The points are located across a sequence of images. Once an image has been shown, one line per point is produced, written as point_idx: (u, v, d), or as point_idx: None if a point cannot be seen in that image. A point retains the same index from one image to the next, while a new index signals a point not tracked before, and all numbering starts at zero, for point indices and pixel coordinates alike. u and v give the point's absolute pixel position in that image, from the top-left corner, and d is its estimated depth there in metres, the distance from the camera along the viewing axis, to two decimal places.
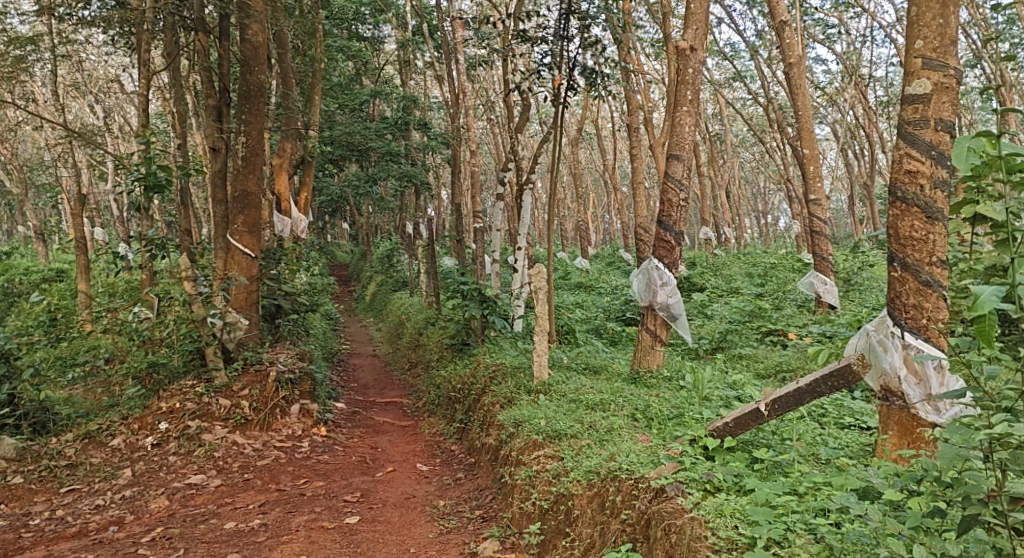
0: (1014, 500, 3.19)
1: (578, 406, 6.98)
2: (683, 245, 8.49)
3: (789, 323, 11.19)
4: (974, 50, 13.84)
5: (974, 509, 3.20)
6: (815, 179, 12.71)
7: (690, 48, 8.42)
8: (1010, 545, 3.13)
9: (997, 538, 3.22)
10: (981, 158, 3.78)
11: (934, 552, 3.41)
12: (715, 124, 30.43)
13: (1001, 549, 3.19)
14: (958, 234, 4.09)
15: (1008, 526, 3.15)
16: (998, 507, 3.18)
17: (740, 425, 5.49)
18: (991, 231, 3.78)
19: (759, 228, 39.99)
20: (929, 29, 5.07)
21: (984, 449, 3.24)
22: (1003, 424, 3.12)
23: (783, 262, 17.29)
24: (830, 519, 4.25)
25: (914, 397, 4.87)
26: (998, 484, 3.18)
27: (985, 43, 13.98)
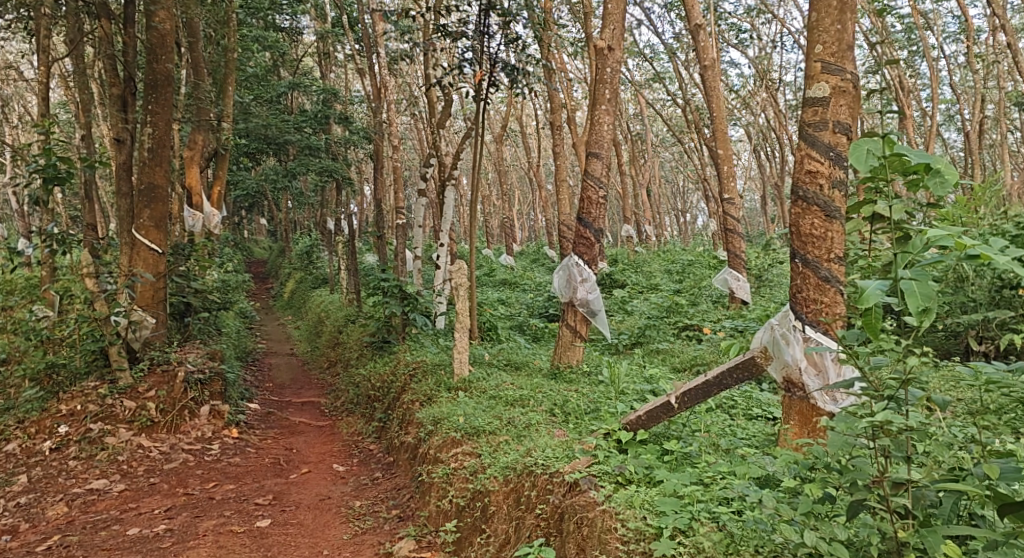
0: (895, 485, 3.28)
1: (497, 402, 6.99)
2: (602, 242, 8.62)
3: (704, 318, 11.49)
4: (877, 56, 14.51)
5: (861, 494, 3.30)
6: (729, 179, 13.08)
7: (607, 47, 8.55)
8: (893, 529, 3.24)
9: (881, 522, 3.33)
10: (878, 160, 3.92)
11: (824, 537, 3.50)
12: (635, 124, 31.02)
13: (884, 533, 3.29)
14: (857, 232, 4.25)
15: (890, 510, 3.25)
16: (882, 491, 3.28)
17: (652, 418, 5.61)
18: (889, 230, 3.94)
19: (679, 226, 40.95)
20: (828, 35, 5.27)
21: (868, 436, 3.37)
22: (884, 411, 3.23)
23: (700, 259, 17.76)
24: (731, 509, 4.37)
25: (814, 388, 5.05)
26: (882, 470, 3.29)
27: (885, 50, 14.69)
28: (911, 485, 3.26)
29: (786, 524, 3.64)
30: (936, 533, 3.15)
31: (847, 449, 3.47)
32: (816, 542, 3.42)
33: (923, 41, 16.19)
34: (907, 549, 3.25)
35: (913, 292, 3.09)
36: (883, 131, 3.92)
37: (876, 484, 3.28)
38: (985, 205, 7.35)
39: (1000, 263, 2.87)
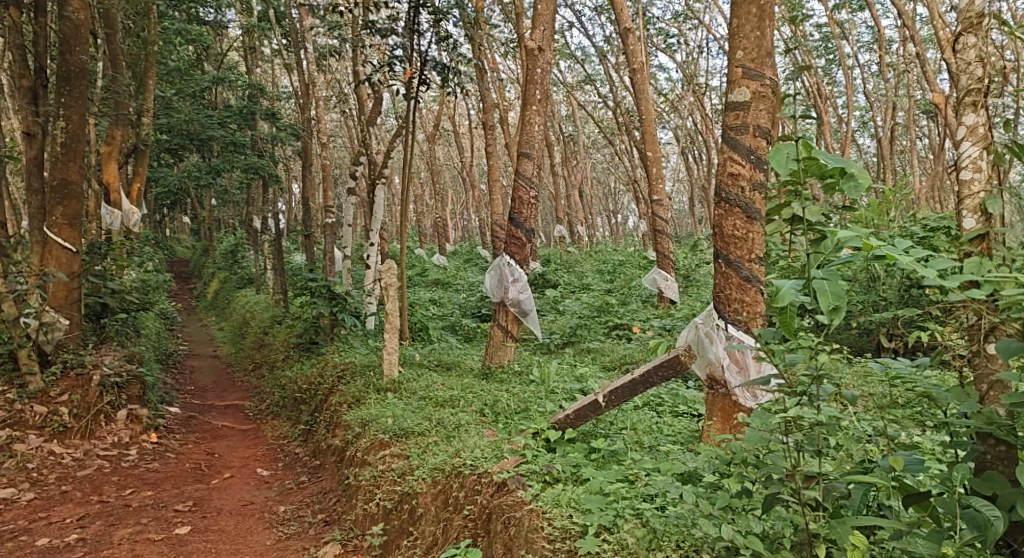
0: (806, 478, 3.32)
1: (427, 403, 6.93)
2: (534, 243, 8.67)
3: (634, 317, 11.65)
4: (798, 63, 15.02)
5: (776, 486, 3.34)
6: (657, 181, 13.31)
7: (537, 48, 8.59)
8: (804, 521, 3.26)
9: (794, 514, 3.35)
10: (797, 164, 4.00)
11: (740, 530, 3.56)
12: (567, 125, 31.30)
13: (797, 525, 3.31)
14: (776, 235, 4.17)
15: (801, 503, 3.29)
16: (796, 485, 3.32)
17: (580, 416, 5.67)
18: (806, 232, 4.06)
19: (611, 227, 41.51)
20: (749, 40, 5.40)
21: (782, 431, 3.42)
22: (795, 406, 3.30)
23: (630, 259, 18.01)
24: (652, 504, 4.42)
25: (734, 384, 5.16)
26: (795, 463, 3.34)
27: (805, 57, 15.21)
28: (822, 477, 3.32)
29: (704, 519, 3.67)
30: (845, 523, 3.17)
31: (763, 444, 3.51)
32: (734, 535, 3.48)
33: (839, 49, 16.83)
34: (817, 541, 3.26)
35: (825, 291, 3.13)
36: (802, 134, 3.99)
37: (790, 477, 3.33)
38: (898, 207, 7.65)
39: (903, 262, 2.94)
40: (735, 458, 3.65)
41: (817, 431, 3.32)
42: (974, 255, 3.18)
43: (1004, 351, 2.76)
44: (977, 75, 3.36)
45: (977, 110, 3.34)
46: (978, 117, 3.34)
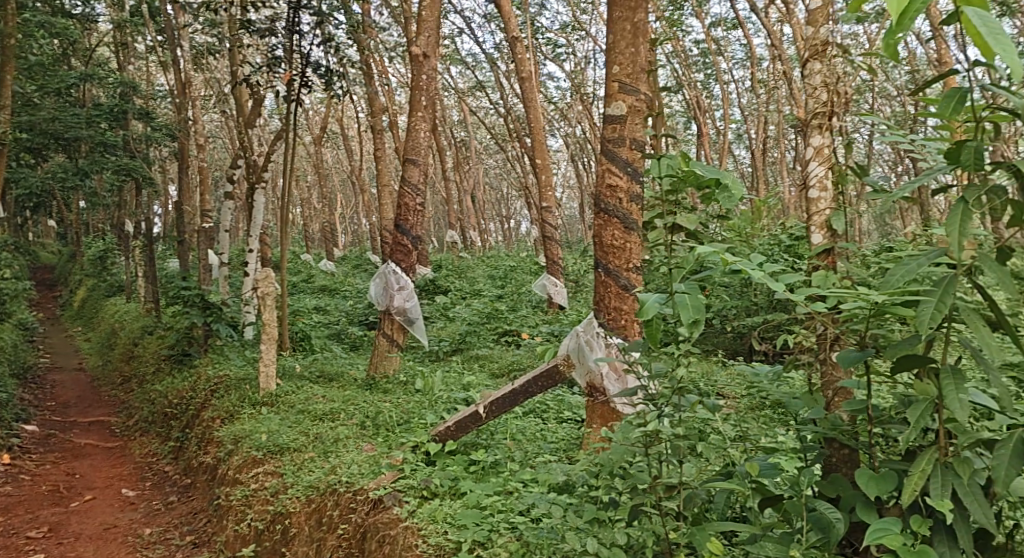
0: (668, 488, 3.36)
1: (304, 417, 6.72)
2: (420, 250, 8.58)
3: (523, 324, 11.70)
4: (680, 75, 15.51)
5: (640, 499, 3.38)
6: (545, 188, 13.46)
7: (422, 54, 8.53)
8: (663, 529, 3.27)
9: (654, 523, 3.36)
10: (677, 174, 4.02)
11: (605, 543, 3.52)
12: (459, 131, 31.29)
13: (657, 534, 3.32)
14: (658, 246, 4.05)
15: (663, 513, 3.33)
16: (659, 496, 3.36)
17: (460, 428, 5.63)
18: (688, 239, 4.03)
19: (504, 231, 41.75)
20: (624, 56, 5.52)
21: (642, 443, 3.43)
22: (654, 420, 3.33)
23: (520, 265, 18.14)
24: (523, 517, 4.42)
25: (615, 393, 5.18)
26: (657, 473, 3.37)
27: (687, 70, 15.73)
28: (684, 486, 3.38)
29: (572, 533, 3.67)
30: (703, 530, 3.17)
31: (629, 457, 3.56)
32: (598, 547, 3.42)
33: (717, 64, 17.55)
34: (678, 549, 3.29)
35: (686, 304, 3.18)
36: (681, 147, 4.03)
37: (652, 489, 3.37)
38: (770, 216, 7.98)
39: (756, 276, 3.02)
40: (602, 470, 3.67)
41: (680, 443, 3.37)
42: (820, 269, 3.41)
43: (844, 361, 2.89)
44: (823, 99, 3.63)
45: (823, 132, 3.59)
46: (825, 139, 3.58)
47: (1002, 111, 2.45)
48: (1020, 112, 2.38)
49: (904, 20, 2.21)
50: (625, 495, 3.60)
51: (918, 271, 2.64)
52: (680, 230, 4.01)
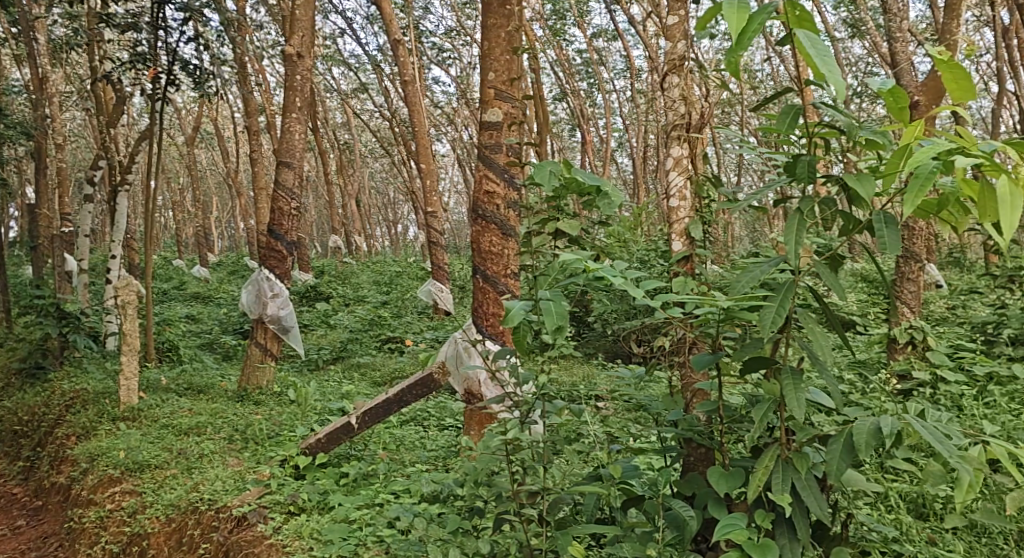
0: (531, 495, 3.33)
1: (168, 432, 6.41)
2: (295, 256, 8.37)
3: (407, 330, 11.57)
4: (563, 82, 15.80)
5: (502, 507, 3.30)
6: (430, 193, 13.40)
7: (296, 54, 8.33)
8: (526, 537, 3.24)
9: (517, 531, 3.31)
10: (560, 181, 3.79)
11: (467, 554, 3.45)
12: (344, 133, 30.73)
13: (520, 543, 3.27)
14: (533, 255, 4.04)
15: (524, 521, 3.29)
16: (521, 502, 3.30)
17: (332, 440, 5.44)
18: (569, 248, 3.97)
19: (392, 236, 41.32)
20: (499, 64, 5.45)
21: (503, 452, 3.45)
22: (514, 427, 3.35)
23: (407, 271, 17.98)
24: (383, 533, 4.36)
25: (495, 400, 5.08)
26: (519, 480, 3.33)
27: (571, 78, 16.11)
28: (548, 492, 3.34)
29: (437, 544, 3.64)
30: (567, 535, 3.13)
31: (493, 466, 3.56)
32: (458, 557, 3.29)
33: (598, 73, 17.97)
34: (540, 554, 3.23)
35: (551, 311, 3.09)
36: (563, 154, 3.77)
37: (513, 496, 3.30)
38: (646, 222, 8.21)
39: (618, 284, 3.03)
40: (466, 478, 3.65)
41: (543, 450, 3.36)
42: (680, 275, 3.55)
43: (697, 363, 3.01)
44: (681, 111, 3.76)
45: (682, 144, 3.74)
46: (684, 150, 3.73)
47: (831, 130, 2.66)
48: (846, 130, 2.60)
49: (744, 40, 2.36)
50: (491, 504, 3.56)
51: (762, 276, 2.80)
52: (559, 237, 4.01)
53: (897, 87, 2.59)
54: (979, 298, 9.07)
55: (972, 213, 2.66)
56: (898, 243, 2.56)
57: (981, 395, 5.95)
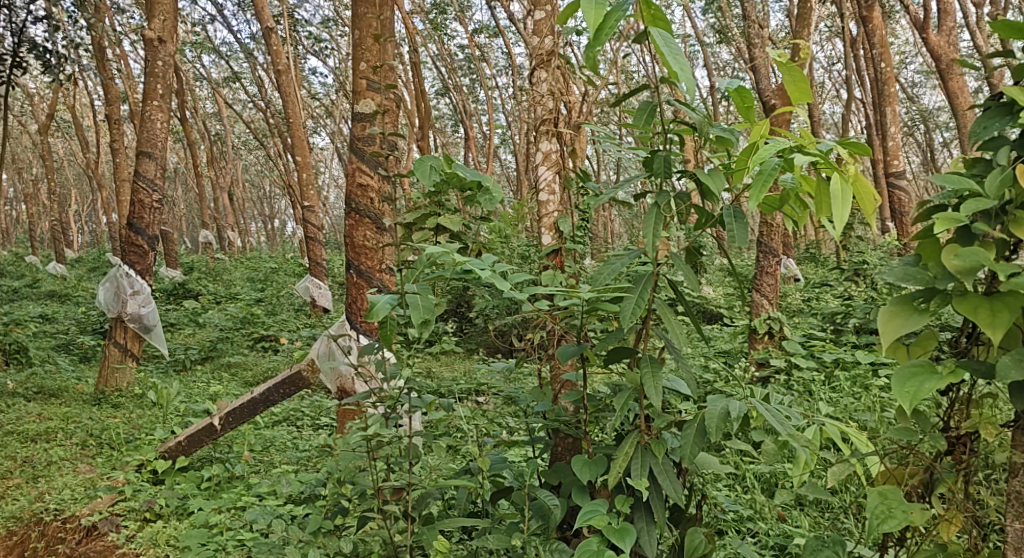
0: (395, 492, 3.26)
1: (11, 439, 5.94)
2: (158, 251, 7.97)
3: (282, 328, 11.24)
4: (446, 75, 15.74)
5: (365, 505, 3.25)
6: (306, 187, 13.06)
7: (157, 39, 7.91)
8: (388, 534, 3.17)
9: (382, 529, 3.23)
10: (442, 176, 3.70)
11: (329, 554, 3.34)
12: (215, 124, 29.49)
13: (386, 540, 3.19)
14: (406, 250, 3.94)
15: (387, 517, 3.22)
16: (383, 500, 3.23)
17: (193, 443, 5.21)
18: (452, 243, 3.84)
19: (268, 232, 40.04)
20: (371, 54, 5.25)
21: (366, 449, 3.36)
22: (376, 423, 3.27)
23: (282, 267, 17.45)
24: (246, 536, 4.20)
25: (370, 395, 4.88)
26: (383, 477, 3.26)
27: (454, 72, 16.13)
28: (412, 487, 3.30)
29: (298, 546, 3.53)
30: (432, 529, 3.09)
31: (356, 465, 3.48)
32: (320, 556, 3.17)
33: (480, 69, 18.01)
34: (403, 551, 3.18)
35: (417, 305, 3.04)
36: (444, 148, 3.72)
37: (376, 494, 3.25)
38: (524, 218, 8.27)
39: (484, 276, 2.95)
40: (331, 477, 3.56)
41: (409, 445, 3.32)
42: (549, 268, 3.60)
43: (561, 355, 3.05)
44: (549, 107, 3.78)
45: (551, 138, 3.77)
46: (553, 145, 3.77)
47: (684, 127, 2.77)
48: (697, 126, 2.71)
49: (599, 36, 2.40)
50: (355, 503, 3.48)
51: (623, 268, 2.86)
52: (440, 233, 3.89)
53: (743, 87, 2.72)
54: (831, 289, 9.69)
55: (811, 208, 2.84)
56: (745, 235, 2.69)
57: (829, 380, 6.37)
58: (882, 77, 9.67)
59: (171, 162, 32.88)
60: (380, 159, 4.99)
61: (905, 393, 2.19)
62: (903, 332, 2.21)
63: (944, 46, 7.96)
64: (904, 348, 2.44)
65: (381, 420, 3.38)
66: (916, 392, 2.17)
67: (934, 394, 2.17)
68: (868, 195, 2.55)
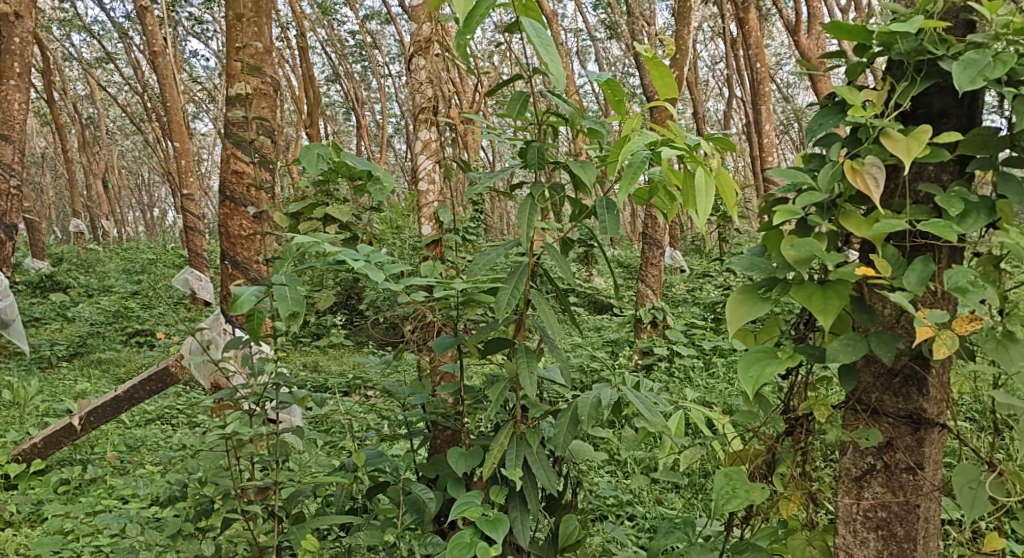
0: (262, 491, 3.15)
1: None
2: (17, 241, 7.46)
3: (158, 322, 10.75)
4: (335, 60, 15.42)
5: (226, 506, 3.10)
6: (186, 175, 12.49)
7: (13, 13, 7.37)
8: (252, 535, 3.05)
9: (246, 530, 3.11)
10: (330, 164, 3.52)
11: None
12: (88, 107, 27.86)
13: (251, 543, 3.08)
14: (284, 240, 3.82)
15: (251, 519, 3.10)
16: (247, 500, 3.12)
17: (50, 444, 4.91)
18: (339, 233, 3.72)
19: (147, 222, 38.19)
20: (245, 35, 5.01)
21: (231, 447, 3.22)
22: (235, 421, 3.13)
23: (161, 259, 16.69)
24: (104, 542, 3.99)
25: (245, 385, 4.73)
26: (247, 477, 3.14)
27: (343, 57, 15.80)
28: (281, 485, 3.20)
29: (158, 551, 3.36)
30: (301, 528, 3.01)
31: (221, 465, 3.34)
32: None
33: (371, 56, 17.74)
34: (270, 552, 3.08)
35: (285, 297, 2.93)
36: (331, 136, 3.51)
37: (238, 495, 3.11)
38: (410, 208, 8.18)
39: (358, 268, 2.88)
40: (194, 477, 3.41)
41: (277, 442, 3.20)
42: (429, 259, 3.57)
43: (438, 346, 3.03)
44: (428, 95, 3.75)
45: (430, 127, 3.76)
46: (432, 134, 3.75)
47: (556, 118, 2.79)
48: (570, 118, 2.74)
49: (471, 22, 2.38)
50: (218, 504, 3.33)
51: (497, 260, 2.86)
52: (330, 223, 3.75)
53: (614, 79, 2.76)
54: (712, 280, 10.04)
55: (679, 200, 2.92)
56: (617, 227, 2.75)
57: (707, 367, 6.62)
58: (758, 77, 10.08)
59: (38, 144, 30.84)
60: (258, 148, 4.82)
61: (749, 378, 2.29)
62: (748, 319, 2.31)
63: (814, 48, 8.39)
64: (755, 334, 2.56)
65: (245, 417, 3.23)
66: (757, 377, 2.28)
67: (775, 378, 2.28)
68: (730, 189, 2.64)
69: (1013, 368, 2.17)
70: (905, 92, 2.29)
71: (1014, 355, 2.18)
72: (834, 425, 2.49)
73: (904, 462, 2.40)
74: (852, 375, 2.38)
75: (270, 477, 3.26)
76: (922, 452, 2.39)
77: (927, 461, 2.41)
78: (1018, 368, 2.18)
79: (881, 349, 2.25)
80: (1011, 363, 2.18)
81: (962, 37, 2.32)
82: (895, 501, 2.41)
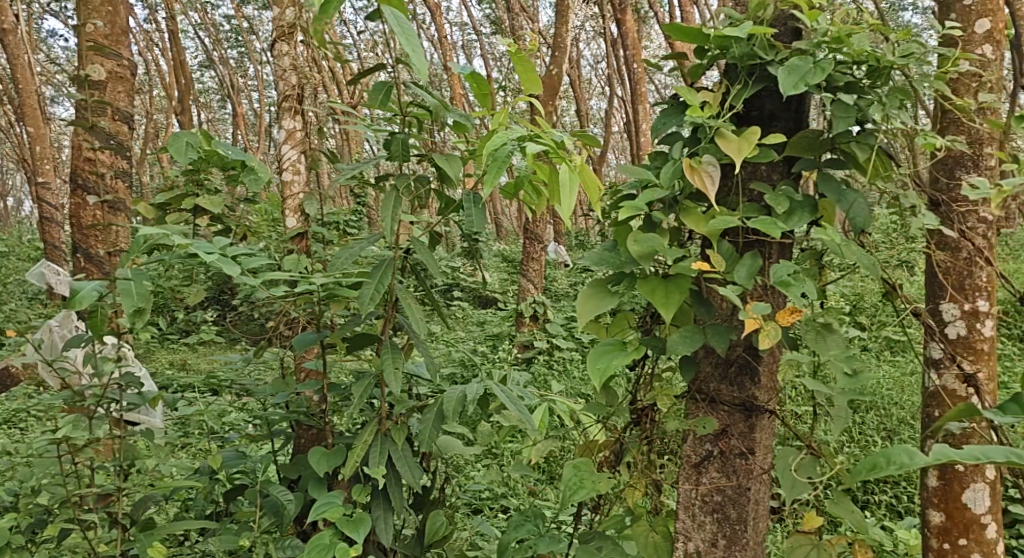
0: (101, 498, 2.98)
1: None
2: None
3: (9, 318, 10.04)
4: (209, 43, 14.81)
5: (62, 515, 2.92)
6: (41, 161, 11.69)
7: None
8: (89, 545, 2.88)
9: (81, 540, 2.93)
10: (199, 153, 3.30)
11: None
12: None
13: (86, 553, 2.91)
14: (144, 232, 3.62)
15: (88, 527, 2.93)
16: (83, 508, 2.94)
17: None
18: (212, 225, 3.51)
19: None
20: (98, 13, 4.72)
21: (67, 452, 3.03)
22: (69, 425, 2.94)
23: (14, 251, 15.58)
24: None
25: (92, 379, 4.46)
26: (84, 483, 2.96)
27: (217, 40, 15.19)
28: (126, 490, 3.05)
29: None
30: (149, 536, 2.86)
31: (59, 472, 3.14)
32: None
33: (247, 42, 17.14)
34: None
35: (131, 291, 2.76)
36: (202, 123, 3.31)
37: (75, 503, 2.93)
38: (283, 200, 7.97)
39: (210, 261, 2.76)
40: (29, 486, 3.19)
41: (120, 446, 3.03)
42: (293, 252, 3.47)
43: (298, 342, 2.95)
44: (292, 82, 3.66)
45: (294, 116, 3.67)
46: (296, 123, 3.66)
47: (418, 110, 2.76)
48: (433, 111, 2.71)
49: (327, 8, 2.32)
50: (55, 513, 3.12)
51: (361, 253, 2.80)
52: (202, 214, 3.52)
53: (478, 73, 2.76)
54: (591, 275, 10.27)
55: (544, 195, 2.95)
56: (482, 221, 2.75)
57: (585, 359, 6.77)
58: (635, 77, 10.37)
59: None
60: (114, 134, 4.55)
61: (597, 369, 2.35)
62: (598, 312, 2.38)
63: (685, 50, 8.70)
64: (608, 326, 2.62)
65: (84, 420, 3.04)
66: (604, 369, 2.34)
67: (620, 369, 2.35)
68: (592, 183, 2.67)
69: (825, 356, 2.31)
70: (738, 95, 2.40)
71: (827, 344, 2.32)
72: (676, 414, 2.58)
73: (736, 448, 2.51)
74: (691, 365, 2.48)
75: (112, 483, 3.09)
76: (753, 437, 2.51)
77: (757, 446, 2.53)
78: (830, 356, 2.31)
79: (716, 340, 2.35)
80: (824, 351, 2.31)
81: (789, 43, 2.45)
82: (728, 485, 2.52)
